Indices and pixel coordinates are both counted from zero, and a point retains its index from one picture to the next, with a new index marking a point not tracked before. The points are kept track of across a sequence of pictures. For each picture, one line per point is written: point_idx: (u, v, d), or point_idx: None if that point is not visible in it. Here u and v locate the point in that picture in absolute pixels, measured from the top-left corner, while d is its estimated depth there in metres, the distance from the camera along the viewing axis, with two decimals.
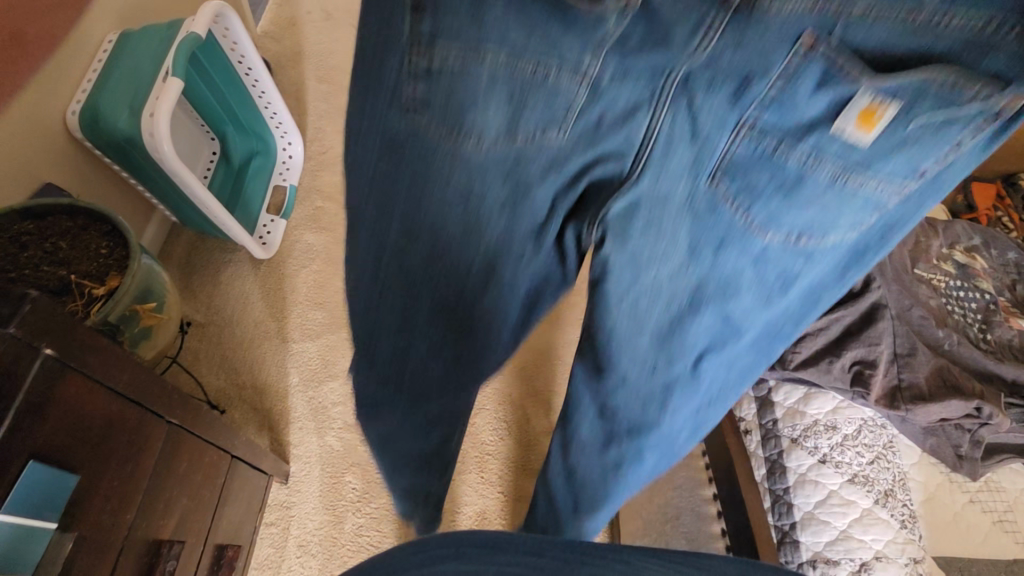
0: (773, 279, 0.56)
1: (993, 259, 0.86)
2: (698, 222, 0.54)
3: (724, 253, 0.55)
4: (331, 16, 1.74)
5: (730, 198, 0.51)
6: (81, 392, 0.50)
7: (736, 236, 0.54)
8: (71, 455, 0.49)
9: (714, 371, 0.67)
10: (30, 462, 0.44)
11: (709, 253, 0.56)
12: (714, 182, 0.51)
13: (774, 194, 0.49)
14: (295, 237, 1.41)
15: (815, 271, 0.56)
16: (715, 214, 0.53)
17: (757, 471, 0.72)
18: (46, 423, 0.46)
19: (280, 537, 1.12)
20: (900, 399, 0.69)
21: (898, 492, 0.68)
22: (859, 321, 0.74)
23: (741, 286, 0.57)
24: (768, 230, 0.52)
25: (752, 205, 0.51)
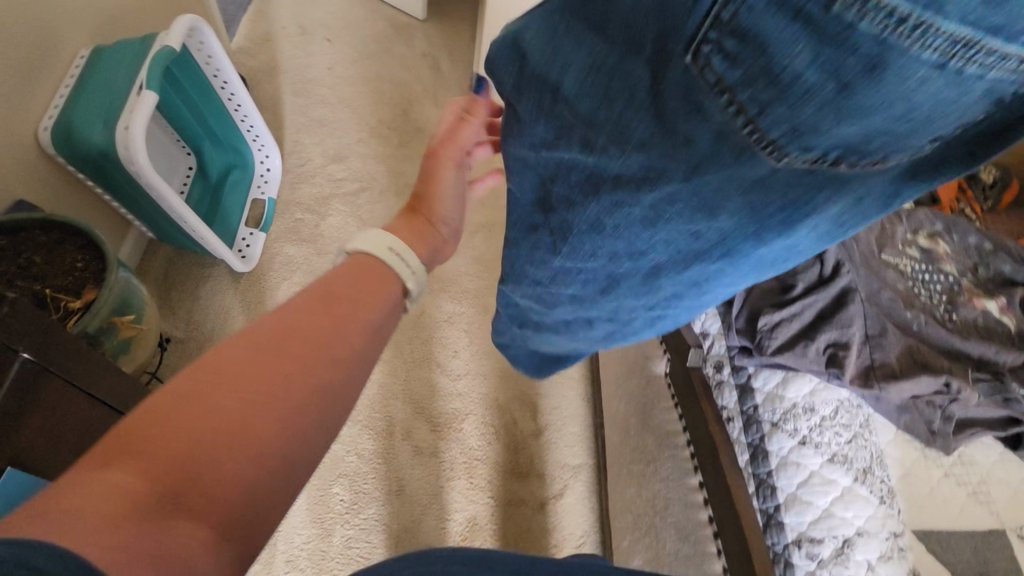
0: (796, 243, 0.47)
1: (955, 243, 0.90)
2: (666, 85, 0.36)
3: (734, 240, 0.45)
4: (306, 32, 1.83)
5: (723, 76, 0.33)
6: (57, 393, 0.63)
7: (629, 178, 0.43)
8: (22, 448, 0.59)
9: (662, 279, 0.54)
10: (10, 467, 0.56)
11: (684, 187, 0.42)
12: (703, 39, 0.32)
13: (818, 10, 0.27)
14: (275, 250, 1.43)
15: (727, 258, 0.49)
16: (640, 117, 0.39)
17: (740, 456, 0.74)
18: (24, 428, 0.59)
19: (267, 552, 1.10)
20: (873, 377, 0.71)
21: (876, 469, 0.70)
22: (831, 304, 0.77)
23: (663, 257, 0.50)
24: (766, 189, 0.40)
25: (772, 48, 0.30)
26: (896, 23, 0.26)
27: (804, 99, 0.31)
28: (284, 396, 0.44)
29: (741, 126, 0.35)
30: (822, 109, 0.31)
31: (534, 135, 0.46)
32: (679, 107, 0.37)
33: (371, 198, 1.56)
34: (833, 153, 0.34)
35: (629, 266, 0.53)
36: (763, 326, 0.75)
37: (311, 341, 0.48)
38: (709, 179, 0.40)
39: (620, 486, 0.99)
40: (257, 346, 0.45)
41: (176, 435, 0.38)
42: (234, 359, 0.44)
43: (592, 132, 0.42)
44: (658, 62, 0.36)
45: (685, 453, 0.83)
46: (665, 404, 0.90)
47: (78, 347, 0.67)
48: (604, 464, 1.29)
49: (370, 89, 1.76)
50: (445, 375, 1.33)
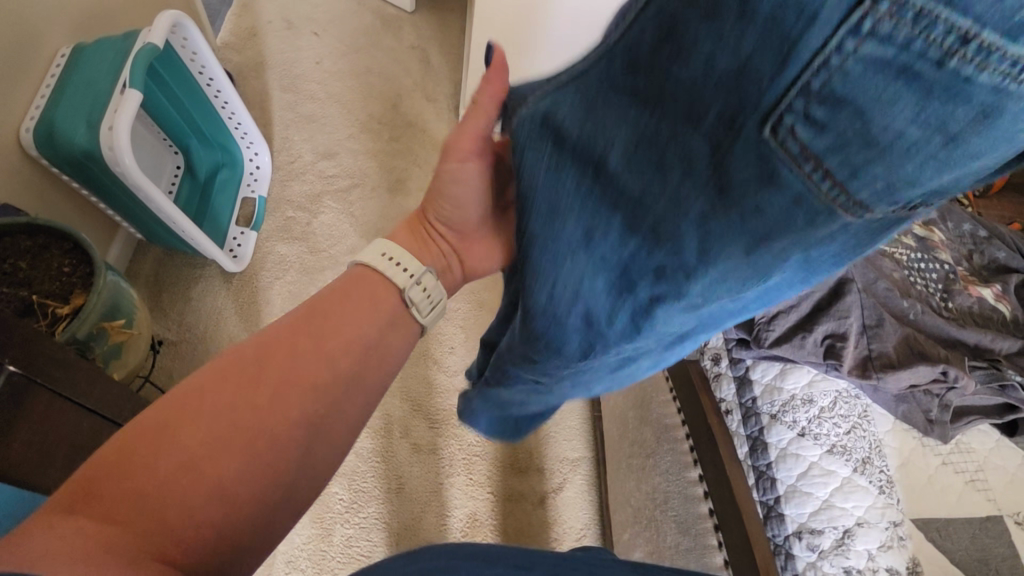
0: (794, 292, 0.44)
1: (950, 231, 0.90)
2: (736, 159, 0.34)
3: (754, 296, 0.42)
4: (293, 26, 1.80)
5: (808, 145, 0.31)
6: (47, 404, 0.62)
7: (673, 268, 0.40)
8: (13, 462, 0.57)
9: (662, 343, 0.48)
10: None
11: (728, 253, 0.38)
12: (785, 112, 0.31)
13: (930, 67, 0.27)
14: (267, 249, 1.42)
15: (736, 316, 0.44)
16: (702, 193, 0.36)
17: (740, 449, 0.74)
18: (14, 441, 0.58)
19: (267, 553, 1.09)
20: (871, 367, 0.71)
21: (875, 459, 0.70)
22: (828, 295, 0.77)
23: (682, 320, 0.46)
24: (812, 248, 0.38)
25: (870, 112, 0.29)
26: (956, 44, 0.25)
27: (902, 155, 0.30)
28: (258, 432, 0.43)
29: (825, 191, 0.32)
30: (914, 161, 0.30)
31: (570, 233, 0.41)
32: (750, 180, 0.34)
33: (363, 194, 1.55)
34: (915, 202, 0.33)
35: (649, 335, 0.47)
36: (761, 318, 0.75)
37: (294, 377, 0.46)
38: (775, 246, 0.37)
39: (619, 479, 0.99)
40: (235, 382, 0.44)
41: (150, 467, 0.38)
42: (215, 392, 0.43)
43: (636, 216, 0.38)
44: (724, 135, 0.34)
45: (684, 447, 0.83)
46: (663, 397, 0.90)
47: (66, 357, 0.66)
48: (602, 456, 1.29)
49: (359, 83, 1.74)
50: (442, 371, 1.33)
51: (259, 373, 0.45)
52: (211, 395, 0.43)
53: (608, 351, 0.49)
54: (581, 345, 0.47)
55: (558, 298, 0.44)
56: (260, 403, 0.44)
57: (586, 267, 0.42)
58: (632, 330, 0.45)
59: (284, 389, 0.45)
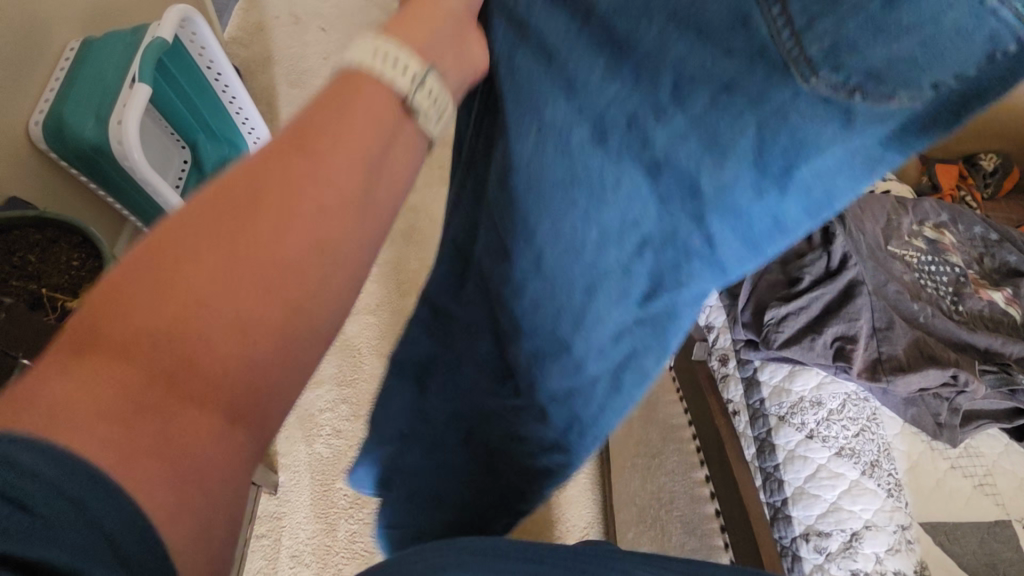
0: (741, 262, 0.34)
1: (961, 234, 0.89)
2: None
3: (698, 221, 0.33)
4: (300, 21, 1.80)
5: None
6: None
7: (648, 105, 0.32)
8: None
9: (602, 289, 0.39)
10: None
11: (694, 111, 0.30)
12: None
13: None
14: None
15: (668, 264, 0.36)
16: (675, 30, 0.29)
17: (747, 450, 0.73)
18: None
19: (272, 548, 1.10)
20: (880, 370, 0.71)
21: (883, 462, 0.70)
22: (838, 297, 0.76)
23: (628, 252, 0.37)
24: (767, 150, 0.29)
25: None
26: None
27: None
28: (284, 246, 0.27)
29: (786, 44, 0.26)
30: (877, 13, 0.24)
31: (552, 77, 0.35)
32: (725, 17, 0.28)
33: None
34: (855, 80, 0.26)
35: (587, 258, 0.38)
36: (770, 320, 0.74)
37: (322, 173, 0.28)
38: (731, 104, 0.29)
39: (624, 478, 1.00)
40: (222, 201, 0.27)
41: (124, 333, 0.24)
42: (188, 224, 0.26)
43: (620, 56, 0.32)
44: None
45: (690, 447, 0.83)
46: (669, 397, 0.90)
47: None
48: (607, 455, 1.29)
49: None
50: None
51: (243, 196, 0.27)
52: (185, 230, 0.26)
53: (547, 259, 0.40)
54: (524, 231, 0.40)
55: (515, 149, 0.37)
56: (250, 236, 0.27)
57: (543, 118, 0.35)
58: (576, 218, 0.37)
59: (288, 211, 0.27)
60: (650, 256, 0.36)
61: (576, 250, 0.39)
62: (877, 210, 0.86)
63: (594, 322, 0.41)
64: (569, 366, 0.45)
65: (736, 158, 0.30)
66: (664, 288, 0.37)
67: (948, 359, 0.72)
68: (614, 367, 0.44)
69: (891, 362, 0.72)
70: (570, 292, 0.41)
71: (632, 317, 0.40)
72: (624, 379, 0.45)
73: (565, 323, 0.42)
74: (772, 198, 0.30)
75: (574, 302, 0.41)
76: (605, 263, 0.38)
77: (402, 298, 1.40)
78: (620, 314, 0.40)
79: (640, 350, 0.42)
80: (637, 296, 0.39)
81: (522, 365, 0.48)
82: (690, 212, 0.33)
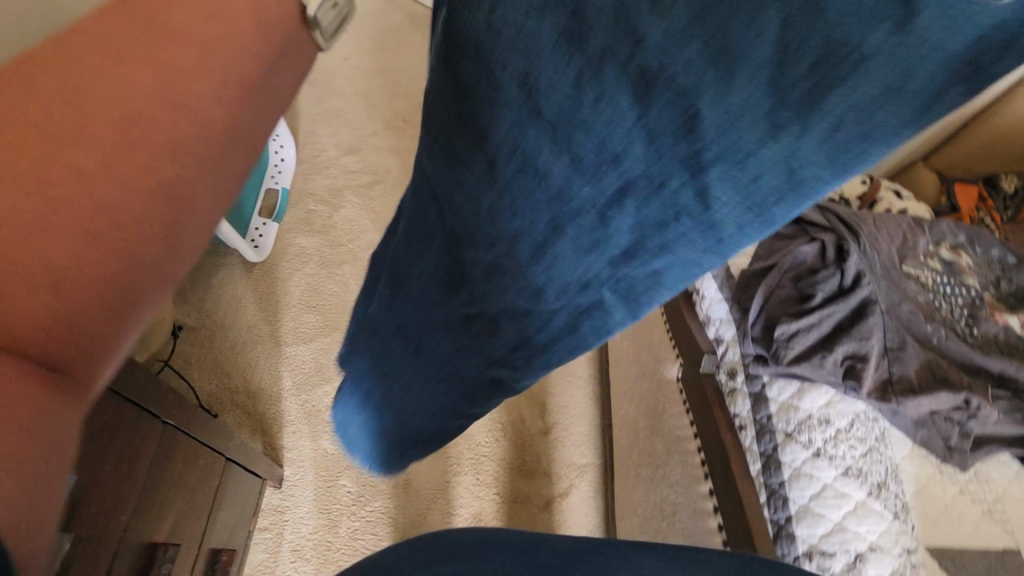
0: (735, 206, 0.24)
1: (978, 256, 0.88)
2: None
3: (691, 168, 0.24)
4: None
5: None
6: None
7: None
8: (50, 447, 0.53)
9: (574, 217, 0.30)
10: None
11: None
12: None
13: None
14: (287, 240, 1.44)
15: (645, 204, 0.27)
16: None
17: (752, 465, 0.73)
18: None
19: (274, 541, 1.11)
20: (891, 391, 0.71)
21: (891, 484, 0.69)
22: (850, 315, 0.75)
23: (604, 194, 0.27)
24: (788, 68, 0.20)
25: None
26: None
27: None
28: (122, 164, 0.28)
29: None
30: None
31: None
32: None
33: (384, 190, 1.57)
34: None
35: (556, 187, 0.29)
36: (780, 335, 0.74)
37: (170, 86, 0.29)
38: None
39: (627, 487, 0.99)
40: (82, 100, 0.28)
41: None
42: (19, 95, 0.27)
43: None
44: None
45: (695, 459, 0.82)
46: (675, 408, 0.89)
47: None
48: (610, 464, 1.29)
49: (386, 81, 1.76)
50: None
51: (53, 66, 0.28)
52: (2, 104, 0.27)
53: (508, 183, 0.30)
54: (488, 144, 0.29)
55: (477, 30, 0.25)
56: (87, 124, 0.27)
57: None
58: (548, 140, 0.27)
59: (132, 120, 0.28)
60: (631, 205, 0.27)
61: (540, 176, 0.29)
62: (893, 229, 0.85)
63: (556, 257, 0.32)
64: (530, 307, 0.37)
65: (748, 74, 0.20)
66: (640, 226, 0.28)
67: (962, 382, 0.71)
68: (576, 311, 0.36)
69: (903, 383, 0.71)
70: (532, 225, 0.31)
71: (598, 264, 0.31)
72: (580, 327, 0.36)
73: (534, 250, 0.33)
74: (788, 130, 0.21)
75: (537, 228, 0.32)
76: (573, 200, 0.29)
77: None
78: (586, 258, 0.31)
79: (600, 299, 0.33)
80: (607, 243, 0.30)
81: (480, 292, 0.39)
82: (684, 156, 0.24)
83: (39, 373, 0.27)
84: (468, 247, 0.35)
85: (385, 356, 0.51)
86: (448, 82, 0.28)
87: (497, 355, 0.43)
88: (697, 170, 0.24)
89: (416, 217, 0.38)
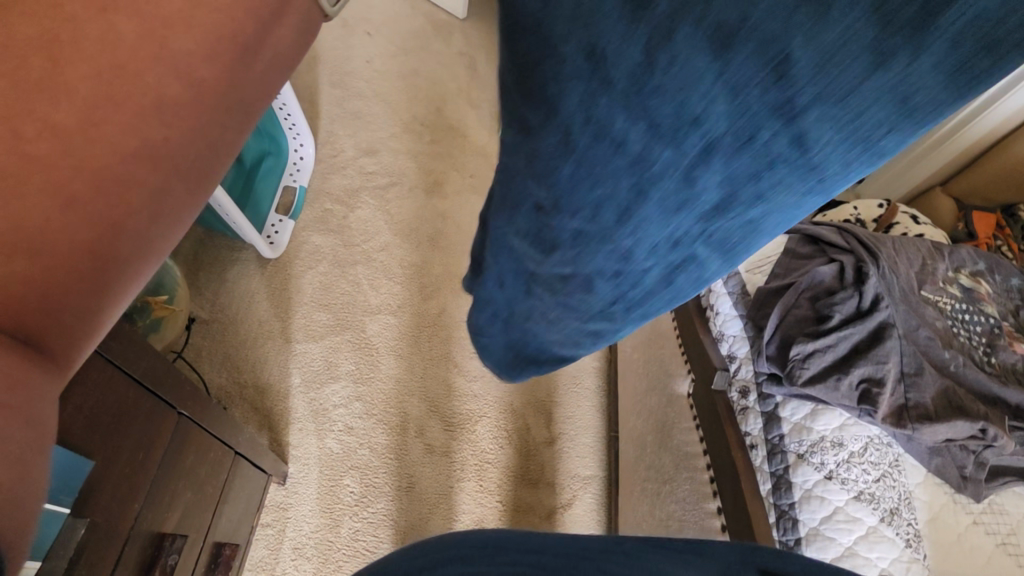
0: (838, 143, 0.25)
1: (997, 284, 0.88)
2: None
3: (785, 115, 0.24)
4: (347, 23, 1.85)
5: None
6: None
7: None
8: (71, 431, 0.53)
9: (661, 183, 0.29)
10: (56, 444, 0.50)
11: None
12: None
13: None
14: (302, 238, 1.45)
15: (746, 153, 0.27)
16: None
17: (762, 485, 0.73)
18: None
19: (276, 538, 1.11)
20: (906, 417, 0.70)
21: (904, 511, 0.68)
22: (867, 338, 0.75)
23: (688, 156, 0.27)
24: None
25: None
26: None
27: None
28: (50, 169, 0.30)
29: None
30: None
31: None
32: None
33: (400, 193, 1.58)
34: None
35: (636, 155, 0.27)
36: (796, 355, 0.73)
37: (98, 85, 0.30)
38: None
39: (632, 501, 0.99)
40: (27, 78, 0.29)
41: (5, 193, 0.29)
42: (59, 78, 0.30)
43: None
44: None
45: (704, 476, 0.82)
46: (685, 424, 0.89)
47: None
48: (615, 477, 1.29)
49: (406, 85, 1.78)
50: (461, 375, 1.34)
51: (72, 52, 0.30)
52: (24, 83, 0.29)
53: (580, 157, 0.28)
54: (557, 121, 0.27)
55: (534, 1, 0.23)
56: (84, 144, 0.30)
57: None
58: (619, 109, 0.25)
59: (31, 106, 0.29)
60: (717, 162, 0.27)
61: (617, 145, 0.27)
62: (912, 253, 0.85)
63: (641, 222, 0.31)
64: (620, 267, 0.36)
65: (844, 3, 0.21)
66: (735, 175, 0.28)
67: (982, 412, 0.70)
68: (664, 264, 0.36)
69: (923, 410, 0.70)
70: (614, 198, 0.30)
71: (687, 218, 0.31)
72: (675, 278, 0.37)
73: (615, 222, 0.31)
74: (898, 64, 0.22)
75: (618, 197, 0.30)
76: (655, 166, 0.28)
77: (424, 302, 1.42)
78: (674, 217, 0.31)
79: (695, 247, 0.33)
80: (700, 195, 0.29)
81: (561, 270, 0.37)
82: (775, 104, 0.24)
83: (17, 346, 0.30)
84: (554, 215, 0.32)
85: (520, 303, 0.45)
86: (509, 70, 0.27)
87: (594, 310, 0.42)
88: (791, 117, 0.24)
89: (506, 184, 0.33)
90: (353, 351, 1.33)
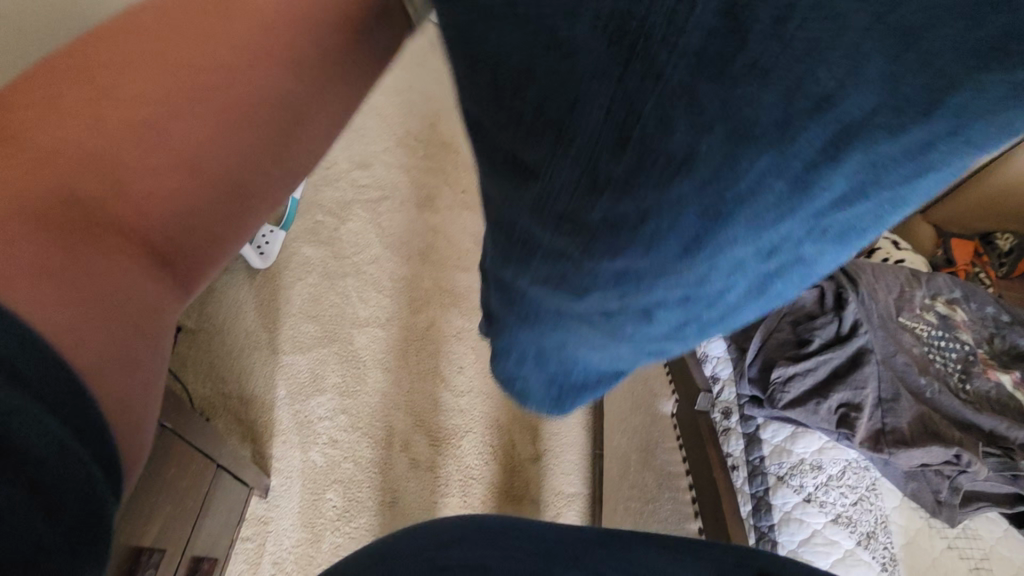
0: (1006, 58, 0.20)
1: (972, 312, 0.90)
2: None
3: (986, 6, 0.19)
4: None
5: None
6: None
7: None
8: None
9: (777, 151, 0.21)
10: None
11: None
12: None
13: None
14: (292, 249, 1.45)
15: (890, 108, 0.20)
16: None
17: (743, 506, 0.74)
18: None
19: (255, 553, 1.09)
20: (883, 442, 0.71)
21: (880, 534, 0.69)
22: (846, 363, 0.77)
23: (812, 106, 0.20)
24: None
25: None
26: None
27: None
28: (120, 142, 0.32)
29: None
30: None
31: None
32: None
33: (391, 205, 1.59)
34: None
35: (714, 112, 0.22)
36: (776, 378, 0.75)
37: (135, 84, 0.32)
38: None
39: (614, 519, 1.00)
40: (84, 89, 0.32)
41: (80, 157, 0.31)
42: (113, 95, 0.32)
43: None
44: None
45: (686, 497, 0.82)
46: (669, 444, 0.89)
47: None
48: (599, 495, 1.29)
49: (401, 99, 1.80)
50: (448, 390, 1.34)
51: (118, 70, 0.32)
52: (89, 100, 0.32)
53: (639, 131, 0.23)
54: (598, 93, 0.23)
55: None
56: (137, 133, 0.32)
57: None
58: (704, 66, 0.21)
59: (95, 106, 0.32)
60: (861, 99, 0.20)
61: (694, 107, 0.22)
62: (891, 281, 0.87)
63: (735, 213, 0.23)
64: (693, 291, 0.27)
65: None
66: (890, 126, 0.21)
67: (957, 438, 0.72)
68: (757, 279, 0.27)
69: (902, 436, 0.71)
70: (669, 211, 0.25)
71: (797, 225, 0.24)
72: (772, 288, 0.28)
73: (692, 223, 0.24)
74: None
75: (700, 195, 0.23)
76: (738, 170, 0.22)
77: (413, 315, 1.43)
78: (780, 210, 0.23)
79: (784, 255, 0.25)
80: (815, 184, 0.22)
81: (609, 299, 0.28)
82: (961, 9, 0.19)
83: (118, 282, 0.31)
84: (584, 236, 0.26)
85: (542, 355, 0.36)
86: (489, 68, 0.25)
87: (649, 347, 0.31)
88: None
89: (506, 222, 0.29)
90: (340, 363, 1.32)
